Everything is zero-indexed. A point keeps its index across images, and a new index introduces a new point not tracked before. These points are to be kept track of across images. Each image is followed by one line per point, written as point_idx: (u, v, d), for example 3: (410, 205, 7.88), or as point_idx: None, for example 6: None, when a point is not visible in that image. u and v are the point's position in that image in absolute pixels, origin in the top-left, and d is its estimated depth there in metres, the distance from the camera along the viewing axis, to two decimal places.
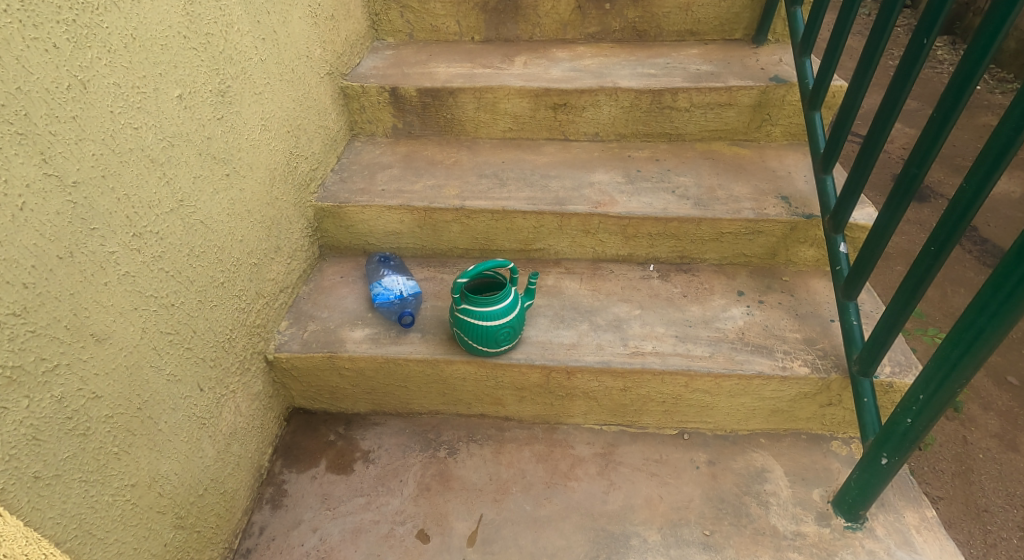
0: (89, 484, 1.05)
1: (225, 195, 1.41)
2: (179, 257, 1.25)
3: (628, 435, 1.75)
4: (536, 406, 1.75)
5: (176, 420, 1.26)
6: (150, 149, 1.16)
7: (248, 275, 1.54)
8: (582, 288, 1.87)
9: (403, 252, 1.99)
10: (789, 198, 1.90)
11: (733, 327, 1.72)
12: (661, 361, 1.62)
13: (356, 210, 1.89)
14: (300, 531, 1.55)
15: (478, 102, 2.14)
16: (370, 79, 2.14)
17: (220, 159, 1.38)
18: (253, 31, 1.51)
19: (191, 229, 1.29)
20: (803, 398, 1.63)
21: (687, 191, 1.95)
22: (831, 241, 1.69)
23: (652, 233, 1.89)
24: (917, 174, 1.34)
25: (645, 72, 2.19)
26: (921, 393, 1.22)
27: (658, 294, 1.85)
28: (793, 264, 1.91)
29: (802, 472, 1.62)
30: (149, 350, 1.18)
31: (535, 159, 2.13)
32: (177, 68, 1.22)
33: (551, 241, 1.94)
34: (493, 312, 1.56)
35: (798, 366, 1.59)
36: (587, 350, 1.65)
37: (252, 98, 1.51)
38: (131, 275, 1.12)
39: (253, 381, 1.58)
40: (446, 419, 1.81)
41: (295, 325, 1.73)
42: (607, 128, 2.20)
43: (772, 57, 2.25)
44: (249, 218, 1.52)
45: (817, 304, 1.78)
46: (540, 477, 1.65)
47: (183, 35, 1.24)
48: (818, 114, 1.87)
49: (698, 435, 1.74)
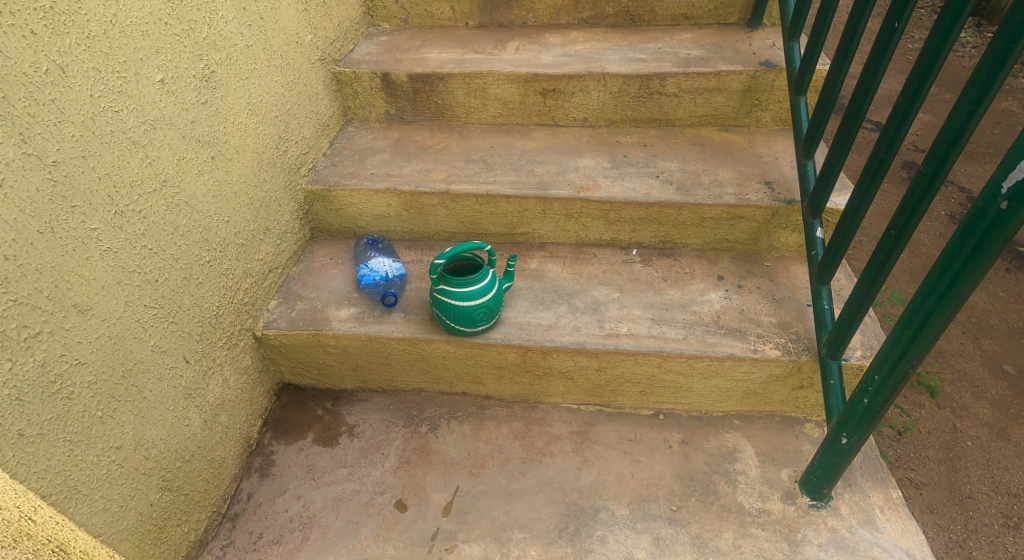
0: (73, 444, 1.11)
1: (209, 177, 1.47)
2: (162, 235, 1.31)
3: (605, 415, 1.79)
4: (515, 385, 1.79)
5: (162, 390, 1.33)
6: (131, 131, 1.22)
7: (235, 255, 1.61)
8: (564, 272, 1.91)
9: (392, 236, 2.04)
10: (773, 184, 1.91)
11: (709, 311, 1.74)
12: (635, 343, 1.65)
13: (345, 193, 1.94)
14: (285, 498, 1.62)
15: (468, 88, 2.17)
16: (363, 65, 2.19)
17: (204, 142, 1.45)
18: (240, 18, 1.56)
19: (174, 208, 1.35)
20: (776, 381, 1.65)
21: (671, 176, 1.98)
22: (808, 226, 1.69)
23: (634, 218, 1.91)
24: (884, 158, 1.35)
25: (635, 57, 2.21)
26: (876, 374, 1.23)
27: (639, 278, 1.88)
28: (775, 250, 1.92)
29: (773, 452, 1.65)
30: (134, 322, 1.24)
31: (523, 144, 2.16)
32: (158, 53, 1.29)
33: (535, 225, 1.98)
34: (471, 292, 1.60)
35: (770, 349, 1.61)
36: (563, 331, 1.69)
37: (237, 83, 1.57)
38: (114, 252, 1.18)
39: (241, 356, 1.65)
40: (429, 397, 1.87)
41: (284, 304, 1.80)
42: (597, 113, 2.22)
43: (765, 41, 2.25)
44: (234, 199, 1.58)
45: (796, 289, 1.79)
46: (516, 453, 1.71)
47: (164, 22, 1.30)
48: (803, 98, 1.87)
49: (673, 415, 1.77)
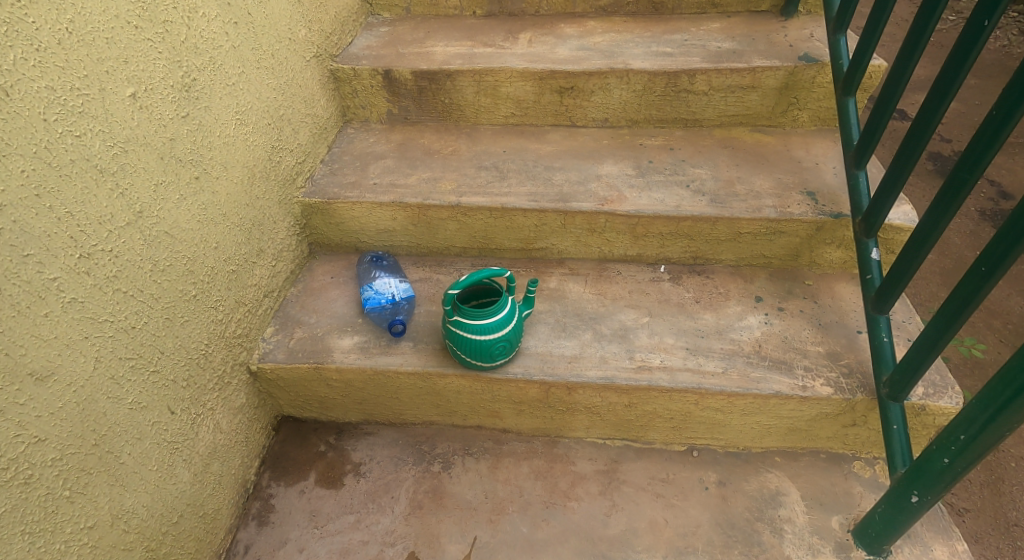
0: (34, 535, 0.95)
1: (194, 201, 1.29)
2: (140, 274, 1.14)
3: (633, 451, 1.64)
4: (535, 420, 1.64)
5: (144, 451, 1.16)
6: (98, 157, 1.04)
7: (225, 283, 1.43)
8: (587, 292, 1.75)
9: (397, 251, 1.87)
10: (816, 194, 1.74)
11: (749, 339, 1.58)
12: (669, 378, 1.49)
13: (346, 206, 1.77)
14: (286, 551, 1.48)
15: (478, 86, 1.98)
16: (362, 61, 1.99)
17: (185, 161, 1.27)
18: (224, 15, 1.37)
19: (153, 241, 1.17)
20: (824, 419, 1.49)
21: (703, 185, 1.80)
22: (861, 245, 1.51)
23: (663, 232, 1.74)
24: (968, 179, 1.16)
25: (660, 51, 2.01)
26: (961, 433, 1.07)
27: (669, 299, 1.72)
28: (817, 266, 1.76)
29: (821, 496, 1.50)
30: (107, 380, 1.07)
31: (538, 148, 1.98)
32: (129, 63, 1.10)
33: (554, 240, 1.80)
34: (489, 325, 1.44)
35: (820, 386, 1.45)
36: (589, 364, 1.54)
37: (223, 90, 1.39)
38: (81, 301, 1.01)
39: (235, 395, 1.49)
40: (441, 430, 1.71)
41: (281, 332, 1.64)
42: (618, 113, 2.03)
43: (802, 31, 2.06)
44: (223, 222, 1.41)
45: (843, 313, 1.63)
46: (538, 496, 1.56)
47: (134, 25, 1.11)
48: (853, 100, 1.68)
49: (708, 452, 1.62)
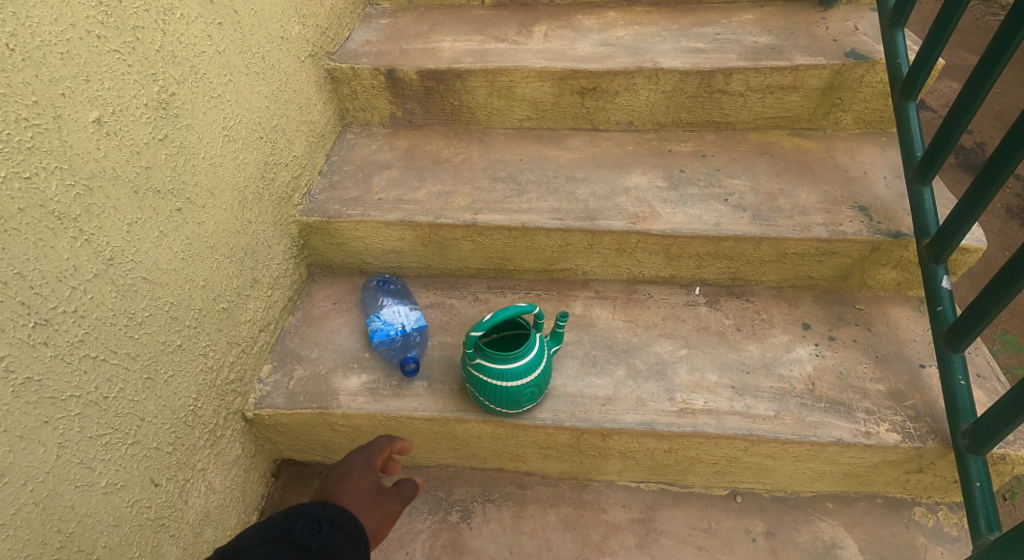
0: None
1: (176, 237, 1.11)
2: (112, 334, 0.96)
3: (670, 496, 1.50)
4: (562, 464, 1.48)
5: (121, 538, 1.00)
6: (55, 202, 0.86)
7: (216, 325, 1.25)
8: (616, 319, 1.59)
9: (405, 272, 1.69)
10: (868, 209, 1.58)
11: (801, 375, 1.42)
12: (716, 424, 1.34)
13: (348, 225, 1.58)
14: None
15: (491, 86, 1.79)
16: (362, 59, 1.80)
17: (165, 192, 1.08)
18: (205, 15, 1.17)
19: (129, 292, 0.99)
20: (886, 465, 1.35)
21: (743, 199, 1.63)
22: (930, 273, 1.36)
23: (700, 253, 1.58)
24: None
25: (690, 47, 1.83)
26: None
27: (708, 327, 1.56)
28: (867, 288, 1.60)
29: (880, 549, 1.37)
30: (73, 467, 0.90)
31: (557, 155, 1.80)
32: (91, 82, 0.91)
33: (579, 261, 1.63)
34: (515, 371, 1.27)
35: (886, 432, 1.31)
36: (625, 407, 1.38)
37: (208, 103, 1.19)
38: (37, 379, 0.84)
39: (229, 447, 1.33)
40: (458, 473, 1.56)
41: (279, 370, 1.46)
42: (644, 116, 1.85)
43: (845, 23, 1.87)
44: (211, 256, 1.22)
45: (902, 342, 1.48)
46: (568, 551, 1.41)
47: (96, 34, 0.92)
48: (914, 106, 1.51)
49: (753, 497, 1.48)
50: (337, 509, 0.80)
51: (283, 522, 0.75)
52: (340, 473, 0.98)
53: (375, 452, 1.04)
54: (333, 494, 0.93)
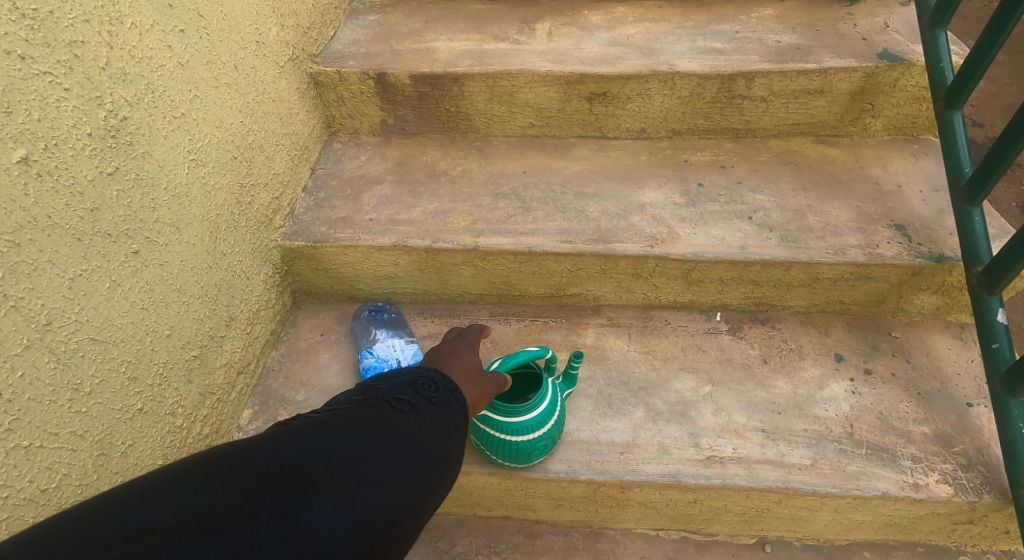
0: None
1: (134, 284, 0.96)
2: (50, 413, 0.84)
3: (692, 545, 1.37)
4: (575, 513, 1.35)
5: None
6: None
7: (186, 376, 1.10)
8: (631, 351, 1.45)
9: (399, 299, 1.54)
10: (907, 228, 1.44)
11: (837, 416, 1.29)
12: (747, 475, 1.21)
13: (337, 251, 1.43)
14: None
15: (490, 91, 1.63)
16: (349, 62, 1.63)
17: (119, 234, 0.93)
18: (162, 22, 1.01)
19: (72, 359, 0.86)
20: (932, 517, 1.23)
21: (768, 217, 1.49)
22: (981, 305, 1.22)
23: (723, 278, 1.44)
24: None
25: (708, 47, 1.67)
26: None
27: (732, 359, 1.42)
28: (904, 313, 1.47)
29: None
30: None
31: (564, 167, 1.65)
32: (13, 114, 0.77)
33: (590, 286, 1.49)
34: (526, 424, 1.14)
35: (935, 484, 1.19)
36: (646, 456, 1.25)
37: (171, 124, 1.03)
38: None
39: None
40: (460, 521, 1.42)
41: (261, 416, 1.32)
42: (657, 123, 1.70)
43: (874, 20, 1.72)
44: (179, 299, 1.07)
45: (945, 376, 1.35)
46: None
47: (18, 56, 0.78)
48: (959, 116, 1.36)
49: (783, 546, 1.36)
50: (446, 379, 0.91)
51: (408, 375, 0.87)
52: (447, 349, 1.07)
53: (473, 336, 1.13)
54: (444, 360, 1.02)
